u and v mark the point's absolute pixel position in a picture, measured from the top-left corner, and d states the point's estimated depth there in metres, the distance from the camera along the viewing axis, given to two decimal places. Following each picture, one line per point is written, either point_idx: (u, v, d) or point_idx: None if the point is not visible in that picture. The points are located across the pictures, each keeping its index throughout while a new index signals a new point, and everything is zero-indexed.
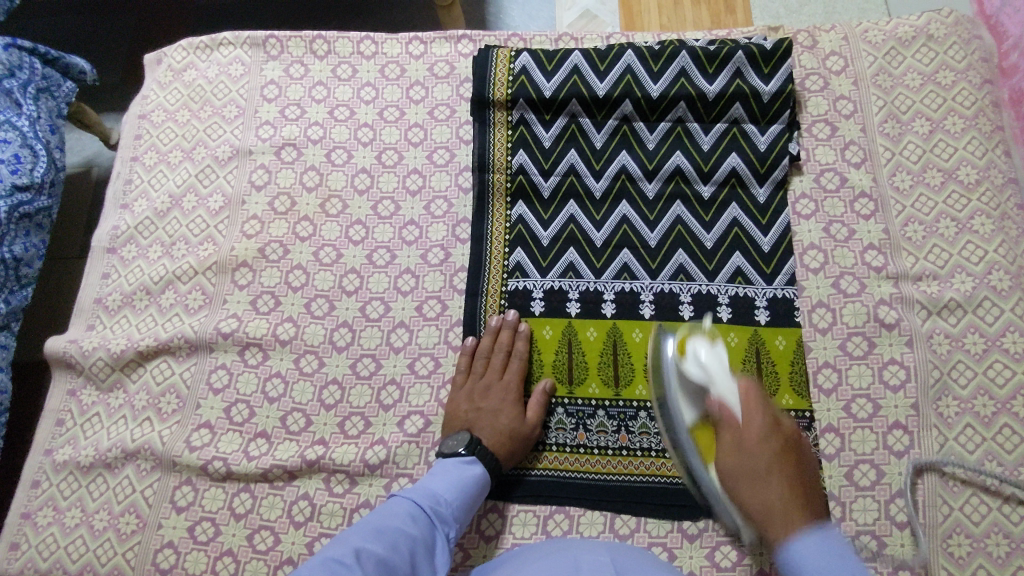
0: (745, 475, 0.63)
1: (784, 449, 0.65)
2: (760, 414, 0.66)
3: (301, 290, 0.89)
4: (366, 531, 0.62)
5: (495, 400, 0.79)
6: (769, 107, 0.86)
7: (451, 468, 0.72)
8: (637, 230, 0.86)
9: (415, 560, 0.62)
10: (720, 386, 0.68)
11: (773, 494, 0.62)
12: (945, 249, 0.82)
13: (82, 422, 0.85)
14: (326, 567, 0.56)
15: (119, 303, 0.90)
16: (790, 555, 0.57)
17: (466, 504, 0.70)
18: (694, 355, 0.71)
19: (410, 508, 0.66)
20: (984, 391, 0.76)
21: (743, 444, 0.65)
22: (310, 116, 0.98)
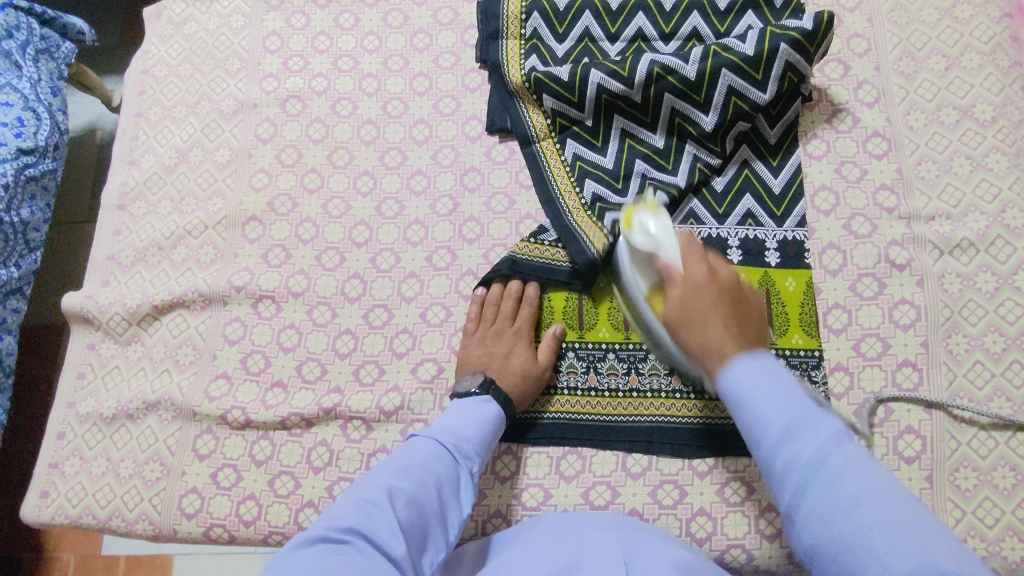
0: (684, 318, 0.61)
1: (724, 294, 0.61)
2: (698, 264, 0.63)
3: (312, 242, 0.89)
4: (392, 470, 0.63)
5: (507, 344, 0.80)
6: (816, 32, 0.79)
7: (469, 408, 0.73)
8: (658, 178, 0.83)
9: (443, 497, 0.65)
10: (666, 250, 0.67)
11: (708, 319, 0.59)
12: (959, 188, 0.82)
13: (103, 375, 0.87)
14: (360, 506, 0.58)
15: (133, 259, 0.91)
16: (725, 377, 0.55)
17: (486, 442, 0.72)
18: (641, 227, 0.70)
19: (433, 447, 0.68)
20: (995, 328, 0.76)
21: (683, 282, 0.63)
22: (314, 67, 0.97)
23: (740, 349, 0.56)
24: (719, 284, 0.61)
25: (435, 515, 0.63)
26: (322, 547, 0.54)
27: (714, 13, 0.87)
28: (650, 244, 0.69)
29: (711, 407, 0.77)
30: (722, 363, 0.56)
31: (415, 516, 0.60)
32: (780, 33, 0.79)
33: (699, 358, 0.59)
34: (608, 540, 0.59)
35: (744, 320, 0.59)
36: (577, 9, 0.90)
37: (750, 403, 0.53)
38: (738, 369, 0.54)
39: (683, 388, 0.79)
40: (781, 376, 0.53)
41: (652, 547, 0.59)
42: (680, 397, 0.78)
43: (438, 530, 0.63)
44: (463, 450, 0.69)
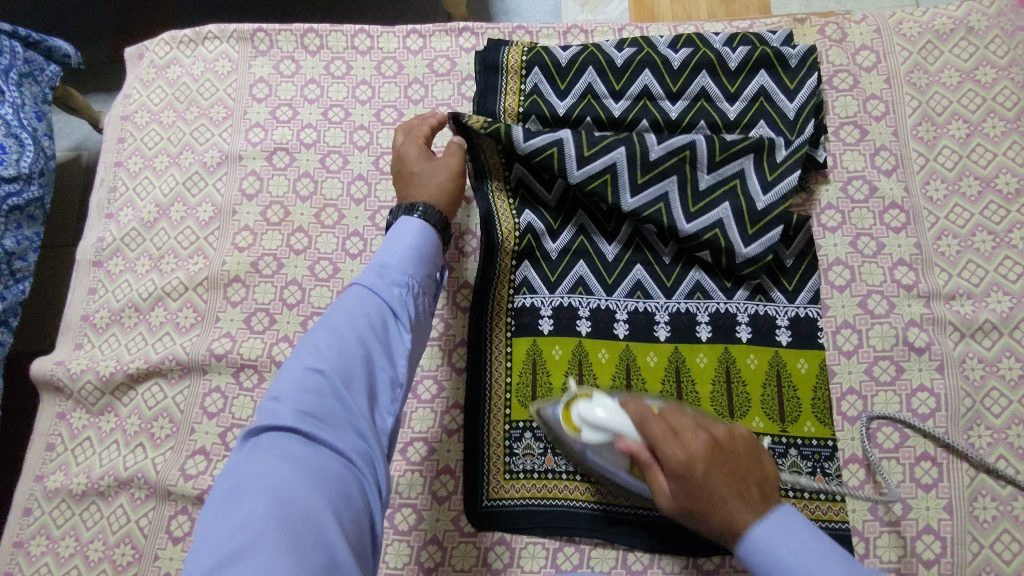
0: (696, 507, 0.52)
1: (711, 464, 0.52)
2: (677, 444, 0.53)
3: (297, 307, 0.84)
4: (315, 334, 0.56)
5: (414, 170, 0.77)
6: (781, 164, 0.77)
7: (391, 250, 0.65)
8: (652, 244, 0.81)
9: (380, 333, 0.59)
10: (631, 437, 0.57)
11: (711, 485, 0.51)
12: (981, 266, 0.77)
13: (74, 447, 0.82)
14: (297, 376, 0.52)
15: (108, 321, 0.86)
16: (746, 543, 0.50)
17: (422, 265, 0.66)
18: (586, 424, 0.61)
19: (356, 297, 0.60)
20: (1018, 420, 0.72)
21: (681, 472, 0.52)
22: (303, 117, 0.92)
23: (755, 514, 0.50)
24: (702, 461, 0.52)
25: (378, 350, 0.58)
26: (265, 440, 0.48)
27: (724, 72, 0.83)
28: (605, 436, 0.60)
29: None
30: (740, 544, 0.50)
31: (351, 342, 0.56)
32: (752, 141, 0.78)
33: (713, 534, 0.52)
34: None
35: (740, 473, 0.53)
36: (579, 65, 0.85)
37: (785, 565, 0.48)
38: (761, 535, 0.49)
39: None
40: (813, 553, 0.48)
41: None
42: None
43: (388, 359, 0.59)
44: (392, 276, 0.62)
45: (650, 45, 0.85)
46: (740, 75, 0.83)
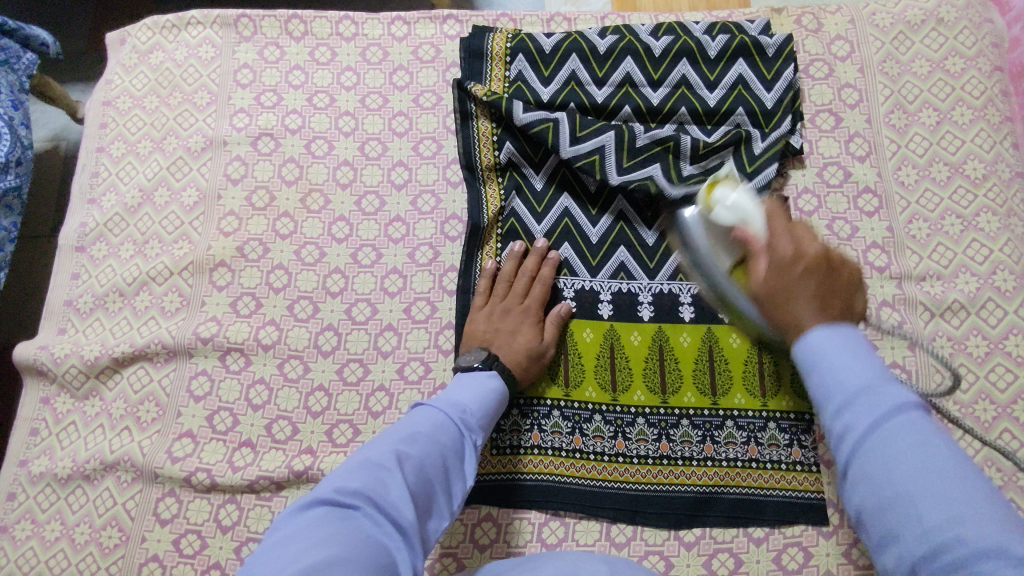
0: (772, 297, 0.50)
1: (810, 271, 0.49)
2: (811, 243, 0.50)
3: (284, 291, 0.85)
4: (398, 437, 0.60)
5: (513, 322, 0.78)
6: (759, 157, 0.81)
7: (474, 381, 0.71)
8: (635, 227, 0.83)
9: (449, 465, 0.61)
10: (754, 216, 0.58)
11: (797, 281, 0.49)
12: (950, 248, 0.80)
13: (58, 432, 0.82)
14: (365, 470, 0.55)
15: (92, 306, 0.86)
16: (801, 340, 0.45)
17: (489, 416, 0.69)
18: (720, 201, 0.63)
19: (438, 415, 0.64)
20: (985, 395, 0.75)
21: (776, 256, 0.51)
22: (288, 103, 0.92)
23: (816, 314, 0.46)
24: (805, 262, 0.50)
25: (441, 485, 0.60)
26: (324, 511, 0.51)
27: (704, 61, 0.85)
28: (733, 216, 0.61)
29: (699, 475, 0.75)
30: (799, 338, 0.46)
31: (429, 459, 0.59)
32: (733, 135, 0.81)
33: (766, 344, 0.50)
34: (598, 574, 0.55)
35: (831, 300, 0.48)
36: (563, 52, 0.87)
37: (821, 367, 0.43)
38: (819, 330, 0.45)
39: (671, 454, 0.76)
40: (852, 344, 0.43)
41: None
42: (668, 463, 0.76)
43: (443, 500, 0.60)
44: (470, 420, 0.66)
45: (631, 33, 0.87)
46: (720, 63, 0.85)
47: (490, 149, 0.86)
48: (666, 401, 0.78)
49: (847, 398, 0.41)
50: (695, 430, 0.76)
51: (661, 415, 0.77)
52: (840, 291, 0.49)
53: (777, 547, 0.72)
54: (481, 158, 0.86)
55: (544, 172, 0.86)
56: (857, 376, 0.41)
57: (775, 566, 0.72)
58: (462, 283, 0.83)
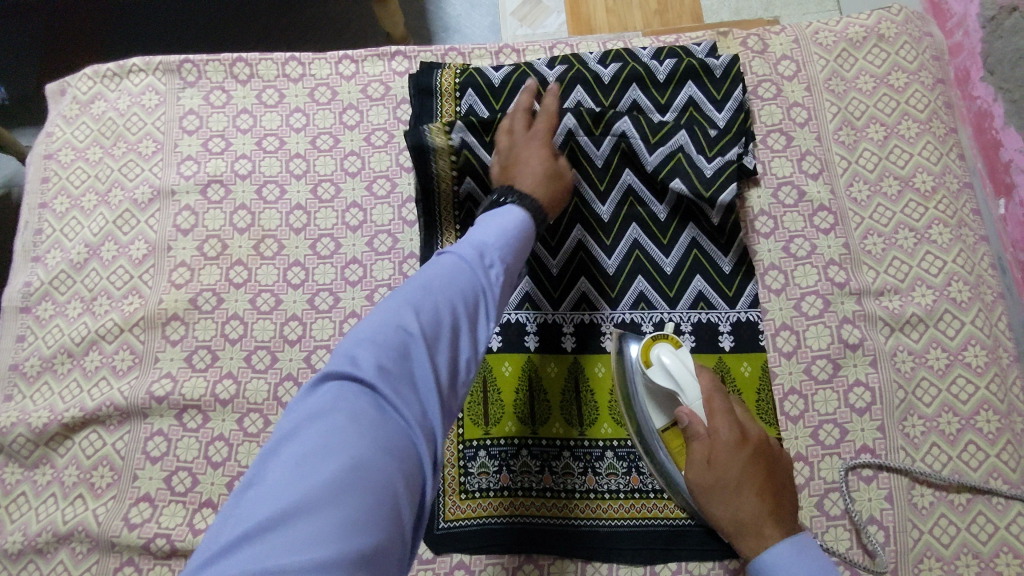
0: (710, 490, 0.63)
1: (757, 455, 0.63)
2: (726, 424, 0.65)
3: (239, 342, 0.83)
4: (413, 290, 0.53)
5: (528, 152, 0.77)
6: (714, 181, 0.81)
7: (493, 218, 0.64)
8: (594, 256, 0.83)
9: (475, 310, 0.55)
10: (689, 392, 0.68)
11: (741, 497, 0.61)
12: (905, 262, 0.81)
13: (7, 504, 0.78)
14: (381, 338, 0.49)
15: (39, 369, 0.83)
16: (759, 558, 0.60)
17: (513, 251, 0.62)
18: (659, 363, 0.70)
19: (456, 258, 0.57)
20: (948, 407, 0.75)
21: (714, 460, 0.63)
22: (237, 148, 0.91)
23: (774, 525, 0.60)
24: (748, 451, 0.63)
25: (464, 328, 0.54)
26: (335, 387, 0.46)
27: (653, 85, 0.86)
28: (672, 382, 0.69)
29: (670, 508, 0.74)
30: (761, 545, 0.60)
31: (447, 317, 0.53)
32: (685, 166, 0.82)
33: (734, 535, 0.62)
34: None
35: (777, 487, 0.63)
36: (512, 84, 0.87)
37: None
38: (781, 545, 0.59)
39: (641, 487, 0.75)
40: (819, 564, 0.58)
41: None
42: (639, 497, 0.75)
43: (468, 336, 0.54)
44: (490, 255, 0.59)
45: (580, 61, 0.88)
46: (669, 87, 0.86)
47: (449, 180, 0.85)
48: None
49: None
50: None
51: (628, 447, 0.76)
52: (772, 463, 0.64)
53: None
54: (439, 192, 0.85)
55: None
56: None
57: None
58: None
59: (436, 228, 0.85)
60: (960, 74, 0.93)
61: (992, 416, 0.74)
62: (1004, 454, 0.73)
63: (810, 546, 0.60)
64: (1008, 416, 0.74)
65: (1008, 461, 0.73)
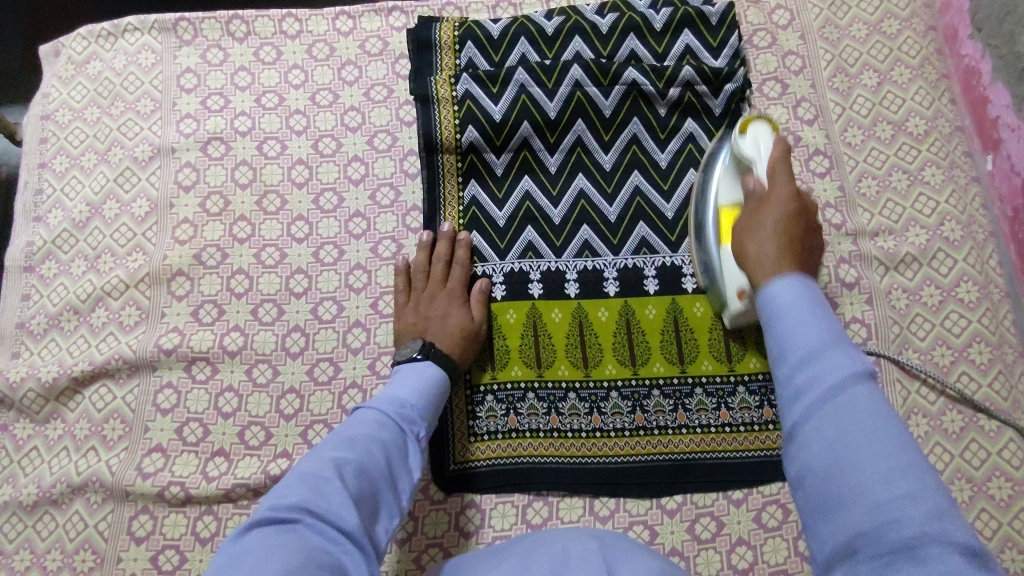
0: (750, 228, 0.63)
1: (797, 216, 0.61)
2: (785, 185, 0.63)
3: (245, 296, 0.83)
4: (338, 443, 0.59)
5: (442, 305, 0.78)
6: (724, 121, 0.85)
7: (410, 372, 0.71)
8: (596, 204, 0.84)
9: (393, 462, 0.61)
10: (762, 166, 0.68)
11: (766, 230, 0.61)
12: (899, 203, 0.83)
13: (20, 459, 0.79)
14: (307, 481, 0.54)
15: (46, 327, 0.83)
16: (765, 293, 0.50)
17: (431, 407, 0.69)
18: (754, 138, 0.69)
19: (376, 415, 0.64)
20: (942, 341, 0.77)
21: (768, 201, 0.63)
22: (236, 105, 0.91)
23: (793, 267, 0.57)
24: (795, 205, 0.62)
25: (387, 478, 0.59)
26: (262, 532, 0.49)
27: (651, 34, 0.87)
28: (755, 154, 0.69)
29: (674, 444, 0.76)
30: (756, 246, 0.61)
31: (374, 465, 0.58)
32: (692, 108, 0.85)
33: (741, 263, 0.62)
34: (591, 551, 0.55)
35: (804, 253, 0.60)
36: (512, 35, 0.88)
37: (783, 322, 0.47)
38: (786, 282, 0.50)
39: (646, 425, 0.77)
40: (820, 308, 0.47)
41: (633, 559, 0.55)
42: (644, 434, 0.77)
43: (390, 492, 0.59)
44: (409, 413, 0.66)
45: (577, 12, 0.88)
46: (667, 35, 0.87)
47: (452, 130, 0.85)
48: (636, 373, 0.79)
49: (806, 356, 0.44)
50: (666, 399, 0.78)
51: (633, 387, 0.78)
52: (811, 235, 0.63)
53: (757, 506, 0.74)
54: (441, 139, 0.85)
55: (504, 158, 0.86)
56: (816, 335, 0.45)
57: (755, 525, 0.73)
58: None
59: (437, 180, 0.85)
60: (947, 32, 0.91)
61: (984, 348, 0.77)
62: (996, 384, 0.75)
63: (819, 301, 0.48)
64: (1000, 348, 0.77)
65: (999, 390, 0.75)
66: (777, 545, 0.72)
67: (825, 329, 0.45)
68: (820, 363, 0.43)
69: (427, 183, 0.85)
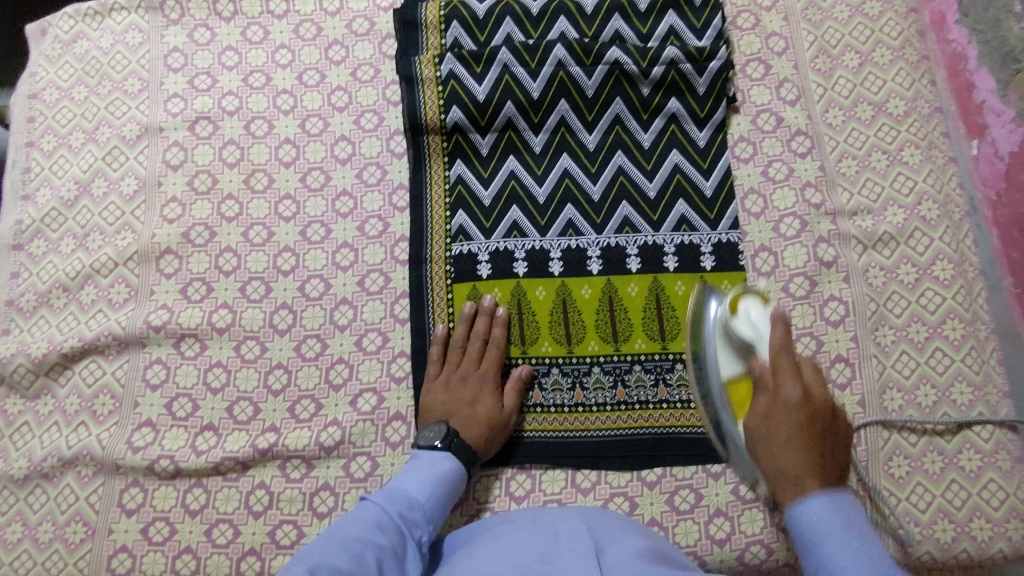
0: (763, 438, 0.62)
1: (812, 420, 0.60)
2: (794, 385, 0.61)
3: (233, 273, 0.84)
4: (331, 543, 0.58)
5: (472, 390, 0.77)
6: (706, 101, 0.86)
7: (427, 463, 0.71)
8: (580, 184, 0.85)
9: (385, 563, 0.59)
10: (763, 352, 0.65)
11: (789, 452, 0.59)
12: (878, 182, 0.84)
13: (11, 433, 0.80)
14: None
15: (35, 304, 0.84)
16: (798, 510, 0.57)
17: (437, 514, 0.68)
18: (745, 315, 0.68)
19: (378, 515, 0.64)
20: (917, 318, 0.79)
21: (773, 411, 0.61)
22: (223, 85, 0.91)
23: (819, 482, 0.58)
24: (810, 408, 0.61)
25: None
26: None
27: (635, 15, 0.88)
28: (752, 334, 0.67)
29: (654, 418, 0.78)
30: (800, 493, 0.58)
31: (365, 560, 0.57)
32: (675, 88, 0.86)
33: (775, 484, 0.60)
34: (580, 532, 0.60)
35: (828, 453, 0.60)
36: (497, 16, 0.89)
37: (822, 546, 0.54)
38: (815, 503, 0.56)
39: (627, 399, 0.78)
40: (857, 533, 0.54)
41: (618, 537, 0.60)
42: (625, 409, 0.78)
43: None
44: (413, 523, 0.66)
45: None
46: (650, 17, 0.89)
47: (437, 110, 0.86)
48: (618, 349, 0.80)
49: None
50: (648, 375, 0.79)
51: (615, 362, 0.80)
52: (830, 424, 0.62)
53: (734, 479, 0.75)
54: (426, 119, 0.86)
55: (489, 138, 0.87)
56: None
57: (733, 497, 0.75)
58: (413, 253, 0.84)
59: (424, 160, 0.86)
60: (935, 17, 0.95)
61: (958, 324, 0.78)
62: (969, 359, 0.77)
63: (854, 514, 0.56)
64: (972, 325, 0.79)
65: (972, 365, 0.77)
66: (753, 516, 0.74)
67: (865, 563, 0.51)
68: None
69: (413, 162, 0.86)
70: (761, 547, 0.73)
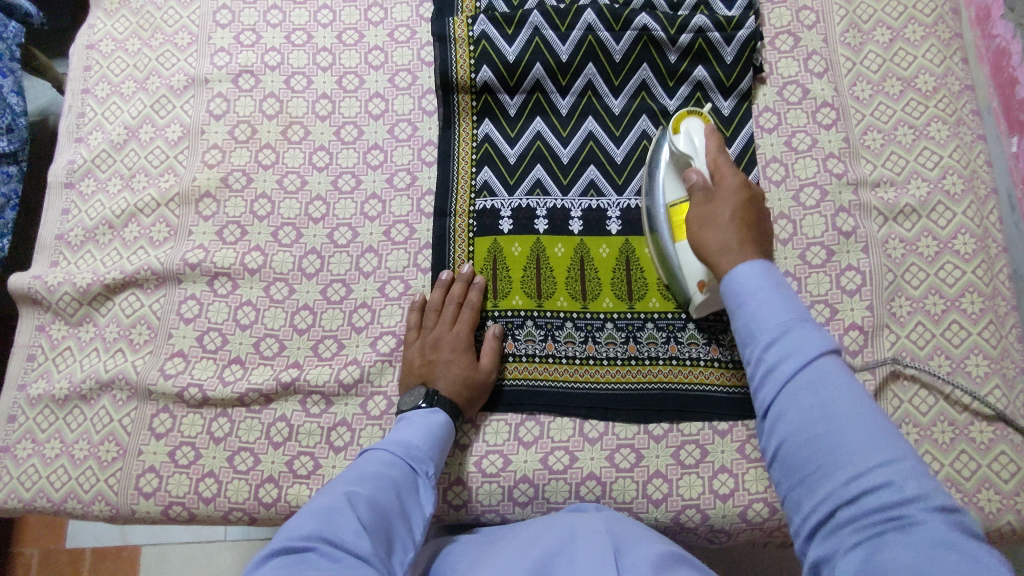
0: (706, 220, 0.68)
1: (748, 203, 0.68)
2: (732, 176, 0.70)
3: (267, 219, 0.88)
4: (348, 480, 0.60)
5: (449, 351, 0.78)
6: (733, 69, 0.87)
7: (417, 418, 0.72)
8: (604, 145, 0.87)
9: (403, 497, 0.62)
10: (699, 161, 0.74)
11: (724, 224, 0.66)
12: (903, 156, 0.84)
13: (54, 357, 0.85)
14: (318, 515, 0.54)
15: (83, 239, 0.89)
16: (730, 277, 0.60)
17: (438, 450, 0.70)
18: (687, 133, 0.76)
19: (384, 456, 0.66)
20: (935, 290, 0.79)
21: (715, 194, 0.69)
22: (266, 42, 0.95)
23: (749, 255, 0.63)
24: (746, 193, 0.69)
25: (399, 513, 0.60)
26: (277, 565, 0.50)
27: None
28: (693, 150, 0.75)
29: (664, 373, 0.79)
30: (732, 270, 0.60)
31: (382, 496, 0.60)
32: (702, 56, 0.88)
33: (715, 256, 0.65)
34: (599, 532, 0.60)
35: (759, 231, 0.67)
36: None
37: (744, 301, 0.57)
38: (746, 266, 0.59)
39: (638, 355, 0.80)
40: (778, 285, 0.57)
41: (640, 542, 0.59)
42: (635, 364, 0.80)
43: (404, 530, 0.60)
44: (418, 455, 0.68)
45: None
46: None
47: (467, 69, 0.88)
48: (632, 307, 0.82)
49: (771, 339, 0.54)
50: (660, 332, 0.81)
51: (627, 319, 0.81)
52: (763, 215, 0.69)
53: (741, 438, 0.76)
54: (456, 77, 0.88)
55: (517, 99, 0.89)
56: (777, 318, 0.54)
57: (738, 455, 0.76)
58: (438, 206, 0.86)
59: (453, 118, 0.89)
60: (981, 12, 0.96)
61: (976, 298, 0.78)
62: (986, 333, 0.77)
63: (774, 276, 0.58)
64: (991, 299, 0.78)
65: (989, 339, 0.77)
66: (759, 475, 0.75)
67: (786, 312, 0.54)
68: (786, 342, 0.53)
69: (443, 121, 0.89)
70: (765, 506, 0.74)
